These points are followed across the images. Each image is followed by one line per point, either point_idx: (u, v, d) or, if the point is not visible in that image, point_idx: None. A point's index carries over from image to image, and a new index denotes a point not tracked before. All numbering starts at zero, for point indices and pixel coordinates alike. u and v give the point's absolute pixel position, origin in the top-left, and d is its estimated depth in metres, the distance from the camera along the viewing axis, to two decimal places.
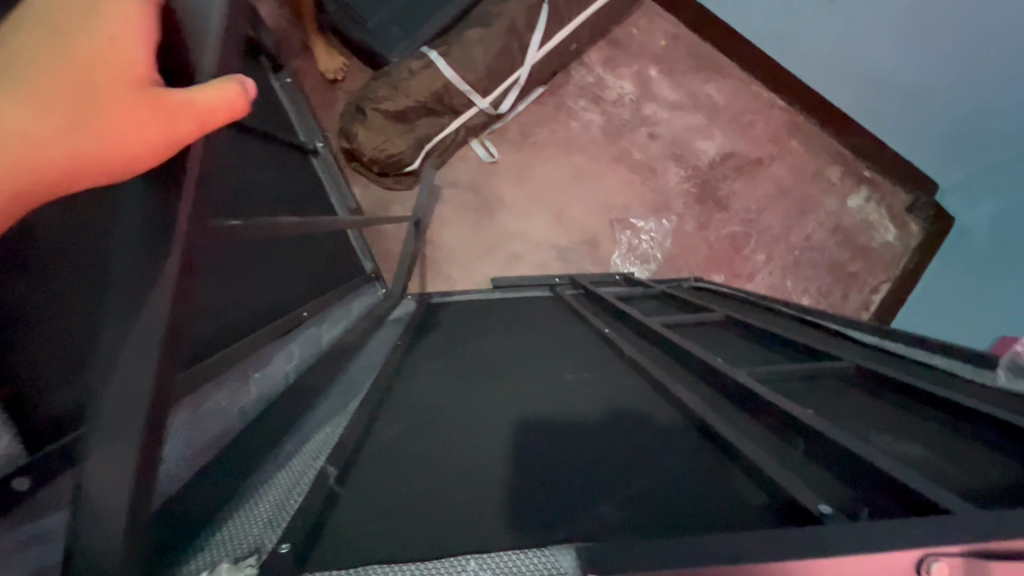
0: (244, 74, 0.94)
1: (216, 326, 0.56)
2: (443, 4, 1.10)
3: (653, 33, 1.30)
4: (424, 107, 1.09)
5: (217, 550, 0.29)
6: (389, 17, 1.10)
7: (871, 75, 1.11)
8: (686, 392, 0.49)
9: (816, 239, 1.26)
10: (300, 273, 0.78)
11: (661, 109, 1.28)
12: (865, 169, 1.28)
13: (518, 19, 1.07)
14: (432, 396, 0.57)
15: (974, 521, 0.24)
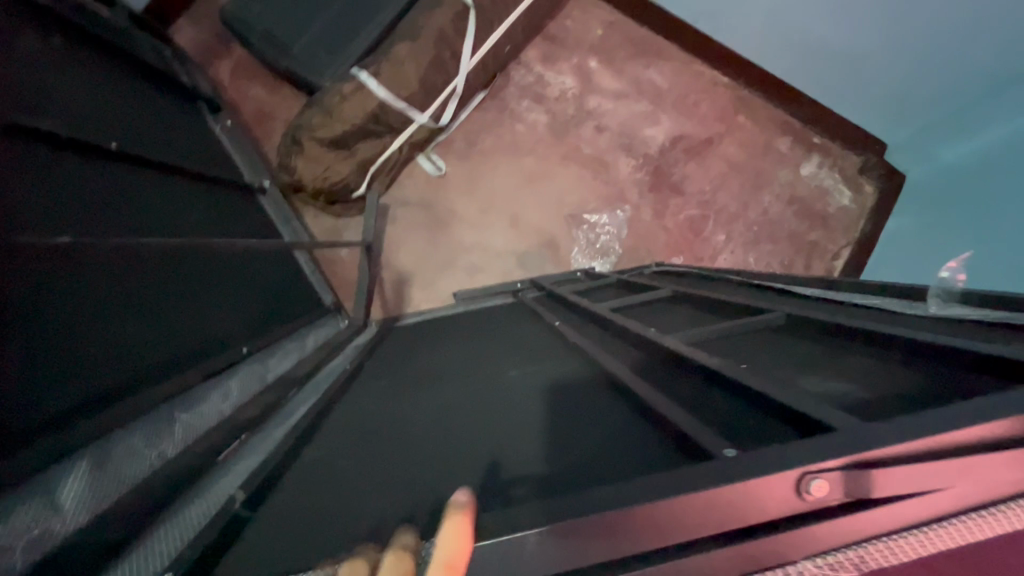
0: (173, 119, 0.92)
1: (140, 360, 0.54)
2: (366, 20, 1.06)
3: (588, 23, 1.28)
4: (360, 130, 1.07)
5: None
6: (314, 41, 1.07)
7: (806, 43, 1.10)
8: (615, 361, 0.50)
9: (773, 211, 1.27)
10: (244, 302, 0.77)
11: (605, 100, 1.27)
12: (815, 135, 1.28)
13: (446, 29, 1.04)
14: (372, 408, 0.57)
15: (853, 436, 0.26)
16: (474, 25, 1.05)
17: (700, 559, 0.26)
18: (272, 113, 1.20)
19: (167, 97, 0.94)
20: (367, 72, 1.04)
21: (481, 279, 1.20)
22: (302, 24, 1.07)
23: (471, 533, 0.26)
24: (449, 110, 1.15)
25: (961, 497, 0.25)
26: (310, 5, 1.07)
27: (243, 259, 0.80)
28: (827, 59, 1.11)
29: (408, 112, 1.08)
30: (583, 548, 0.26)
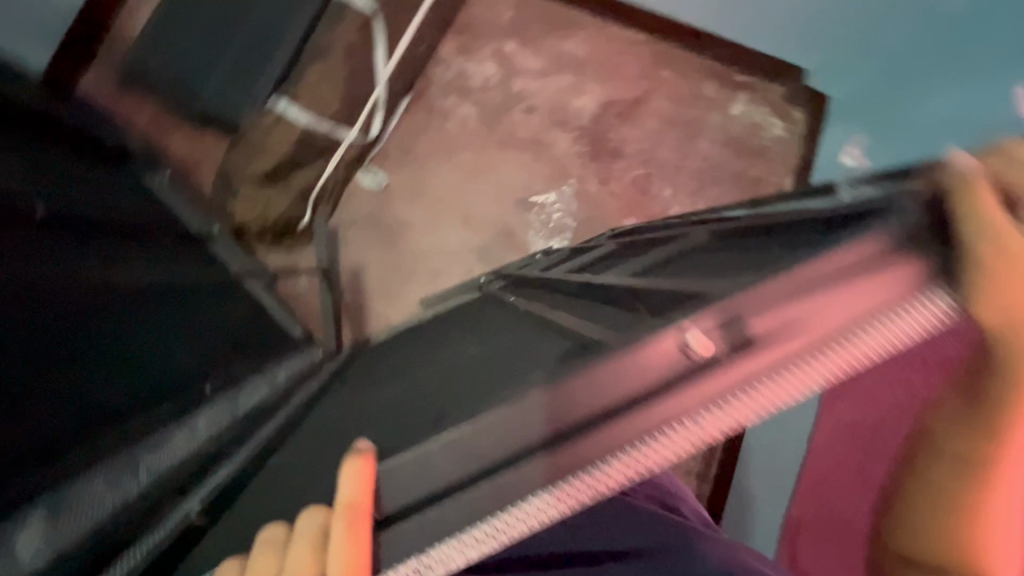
0: (99, 178, 0.86)
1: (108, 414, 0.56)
2: (275, 41, 1.02)
3: (496, 7, 1.27)
4: (293, 158, 1.07)
5: None
6: (222, 77, 1.03)
7: None
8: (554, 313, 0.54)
9: (713, 156, 1.29)
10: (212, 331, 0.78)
11: (529, 80, 1.27)
12: (738, 73, 1.30)
13: (353, 41, 1.03)
14: (345, 411, 0.64)
15: (718, 292, 0.29)
16: (382, 31, 1.04)
17: (639, 422, 0.29)
18: (200, 159, 1.18)
19: (91, 155, 0.88)
20: (286, 99, 1.05)
21: (445, 281, 1.20)
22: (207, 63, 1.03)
23: (371, 475, 0.33)
24: (377, 120, 1.14)
25: (842, 326, 0.28)
26: (211, 42, 1.03)
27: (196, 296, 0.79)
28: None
29: (336, 131, 1.08)
30: (519, 433, 0.30)
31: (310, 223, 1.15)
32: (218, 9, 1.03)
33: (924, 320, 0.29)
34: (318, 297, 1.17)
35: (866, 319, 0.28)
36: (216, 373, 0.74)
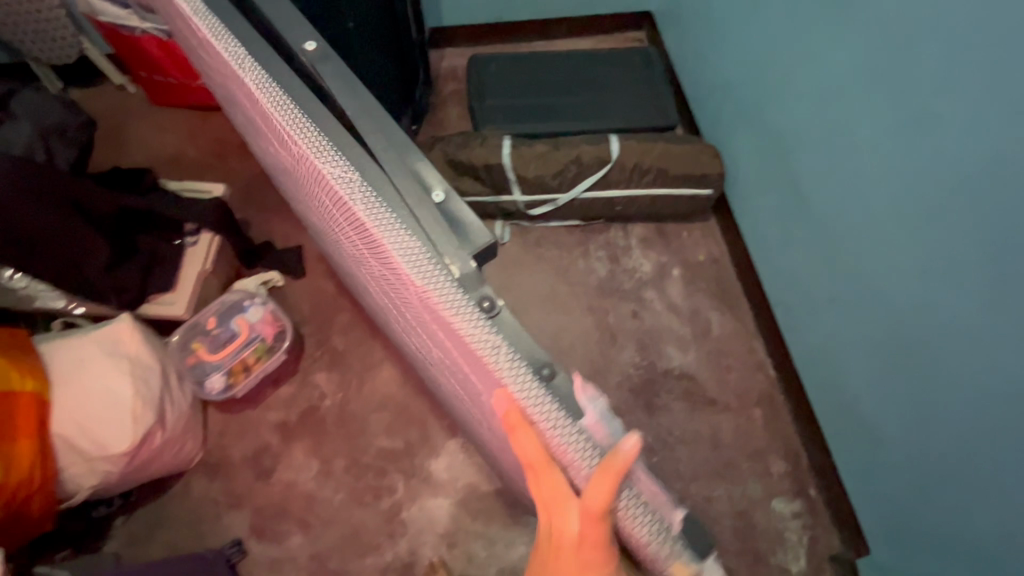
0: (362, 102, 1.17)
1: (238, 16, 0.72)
2: (542, 121, 1.49)
3: (697, 245, 1.51)
4: (473, 170, 1.41)
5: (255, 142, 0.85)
6: (497, 109, 1.50)
7: (894, 286, 0.99)
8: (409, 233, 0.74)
9: (715, 506, 1.23)
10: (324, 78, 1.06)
11: (657, 300, 1.44)
12: (810, 486, 1.25)
13: (582, 156, 1.38)
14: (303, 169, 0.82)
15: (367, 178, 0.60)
16: (587, 183, 1.39)
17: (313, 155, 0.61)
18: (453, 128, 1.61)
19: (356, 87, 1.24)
20: (512, 144, 1.39)
21: None
22: (493, 115, 1.50)
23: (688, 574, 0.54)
24: (540, 209, 1.44)
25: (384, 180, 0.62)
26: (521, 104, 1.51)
27: None
28: (777, 230, 1.30)
29: (512, 184, 1.40)
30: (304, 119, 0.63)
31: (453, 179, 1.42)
32: (532, 93, 1.53)
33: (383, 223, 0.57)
34: None
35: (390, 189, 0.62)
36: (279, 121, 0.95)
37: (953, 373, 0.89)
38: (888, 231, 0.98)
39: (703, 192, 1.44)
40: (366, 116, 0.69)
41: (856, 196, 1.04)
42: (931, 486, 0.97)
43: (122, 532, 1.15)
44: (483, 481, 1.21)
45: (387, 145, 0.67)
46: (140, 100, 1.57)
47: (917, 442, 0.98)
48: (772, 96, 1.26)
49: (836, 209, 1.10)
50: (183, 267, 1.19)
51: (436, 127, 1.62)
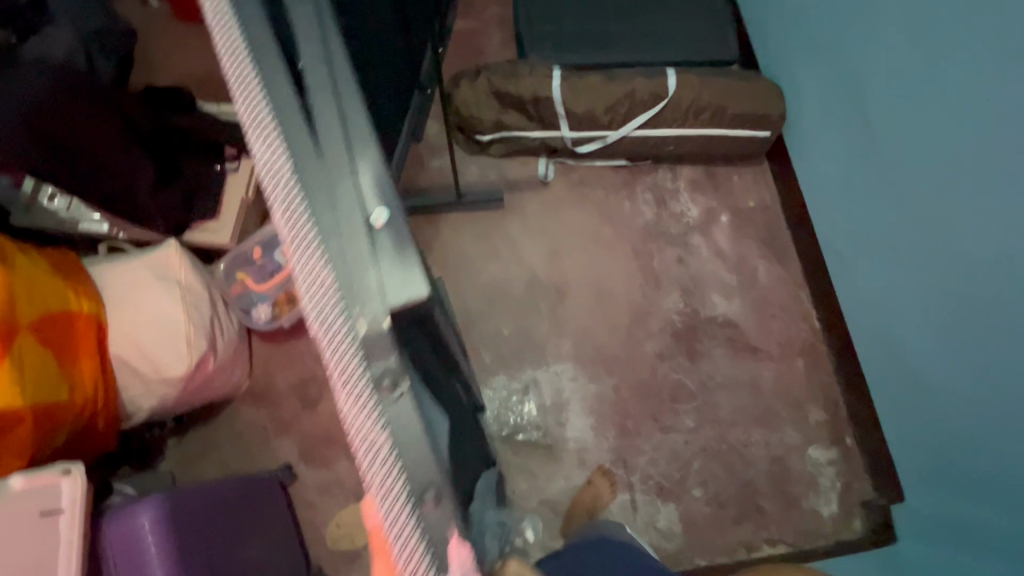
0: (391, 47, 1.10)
1: None
2: (592, 53, 1.39)
3: (748, 191, 1.45)
4: (521, 103, 1.32)
5: None
6: (546, 37, 1.40)
7: (955, 247, 0.99)
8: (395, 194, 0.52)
9: (752, 451, 1.24)
10: (370, 17, 0.99)
11: (704, 247, 1.40)
12: (847, 436, 1.26)
13: (638, 92, 1.30)
14: None
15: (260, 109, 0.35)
16: (640, 121, 1.32)
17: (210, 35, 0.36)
18: (497, 57, 1.52)
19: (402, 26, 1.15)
20: (562, 75, 1.31)
21: (502, 275, 1.35)
22: (541, 44, 1.40)
23: None
24: (589, 146, 1.36)
25: (313, 145, 0.36)
26: (571, 32, 1.41)
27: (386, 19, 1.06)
28: (839, 173, 1.24)
29: (561, 120, 1.32)
30: None
31: (498, 112, 1.34)
32: (582, 20, 1.42)
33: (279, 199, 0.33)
34: (443, 191, 1.41)
35: (314, 158, 0.36)
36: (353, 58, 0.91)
37: (1010, 333, 0.91)
38: (959, 192, 0.97)
39: (760, 134, 1.36)
40: (310, 29, 0.40)
41: (929, 153, 1.02)
42: (990, 435, 0.97)
43: (176, 453, 1.18)
44: (524, 418, 1.23)
45: (326, 90, 0.38)
46: (165, 16, 1.48)
47: (962, 397, 1.01)
48: (843, 25, 1.18)
49: (901, 164, 1.08)
50: (225, 195, 1.15)
51: (478, 56, 1.52)
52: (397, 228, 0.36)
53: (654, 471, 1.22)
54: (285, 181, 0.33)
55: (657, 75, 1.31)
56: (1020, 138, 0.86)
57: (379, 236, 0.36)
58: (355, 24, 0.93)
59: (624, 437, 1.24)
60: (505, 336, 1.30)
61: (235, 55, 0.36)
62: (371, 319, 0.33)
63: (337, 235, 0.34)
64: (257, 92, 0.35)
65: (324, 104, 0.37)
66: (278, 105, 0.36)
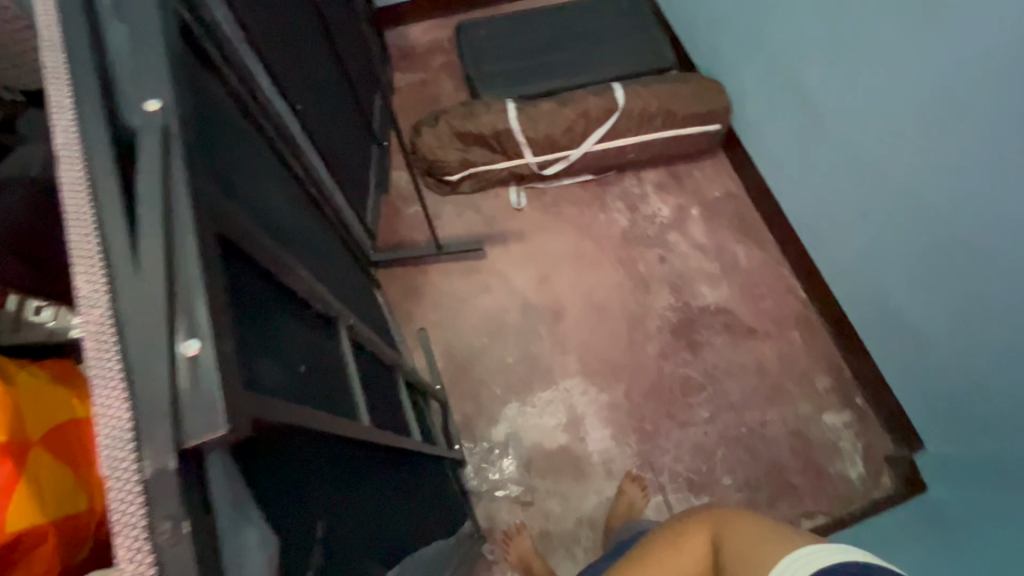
0: (341, 113, 1.15)
1: (225, 37, 0.66)
2: (538, 82, 1.47)
3: (712, 183, 1.52)
4: (483, 139, 1.37)
5: (270, 132, 0.77)
6: (493, 76, 1.48)
7: (917, 199, 1.04)
8: (272, 314, 0.45)
9: (771, 429, 1.26)
10: (320, 86, 1.03)
11: (683, 242, 1.45)
12: (858, 396, 1.29)
13: (590, 110, 1.37)
14: (280, 174, 0.73)
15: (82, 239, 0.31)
16: (598, 135, 1.38)
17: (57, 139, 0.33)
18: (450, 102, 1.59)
19: (347, 90, 1.20)
20: (517, 107, 1.37)
21: (495, 305, 1.38)
22: (490, 83, 1.47)
23: None
24: (554, 168, 1.42)
25: (131, 258, 0.31)
26: (514, 67, 1.49)
27: (335, 86, 1.11)
28: (792, 151, 1.31)
29: (524, 149, 1.38)
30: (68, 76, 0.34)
31: (462, 152, 1.39)
32: (524, 54, 1.50)
33: (89, 317, 0.29)
34: (424, 236, 1.44)
35: (128, 272, 0.31)
36: (309, 125, 0.95)
37: (984, 268, 0.95)
38: (910, 146, 1.03)
39: (712, 128, 1.44)
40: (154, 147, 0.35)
41: (876, 118, 1.08)
42: (986, 367, 1.00)
43: None
44: (544, 441, 1.24)
45: (156, 197, 0.33)
46: None
47: (953, 336, 1.05)
48: (763, 21, 1.28)
49: (850, 132, 1.14)
50: None
51: (433, 104, 1.59)
52: (213, 367, 0.30)
53: (682, 468, 1.23)
54: (101, 318, 0.29)
55: (604, 91, 1.39)
56: (952, 86, 0.92)
57: (183, 377, 0.30)
58: (308, 93, 0.98)
59: (645, 441, 1.25)
60: (510, 364, 1.32)
61: (72, 163, 0.32)
62: (158, 458, 0.28)
63: (142, 364, 0.29)
64: (86, 198, 0.32)
65: (151, 207, 0.32)
66: (104, 209, 0.32)
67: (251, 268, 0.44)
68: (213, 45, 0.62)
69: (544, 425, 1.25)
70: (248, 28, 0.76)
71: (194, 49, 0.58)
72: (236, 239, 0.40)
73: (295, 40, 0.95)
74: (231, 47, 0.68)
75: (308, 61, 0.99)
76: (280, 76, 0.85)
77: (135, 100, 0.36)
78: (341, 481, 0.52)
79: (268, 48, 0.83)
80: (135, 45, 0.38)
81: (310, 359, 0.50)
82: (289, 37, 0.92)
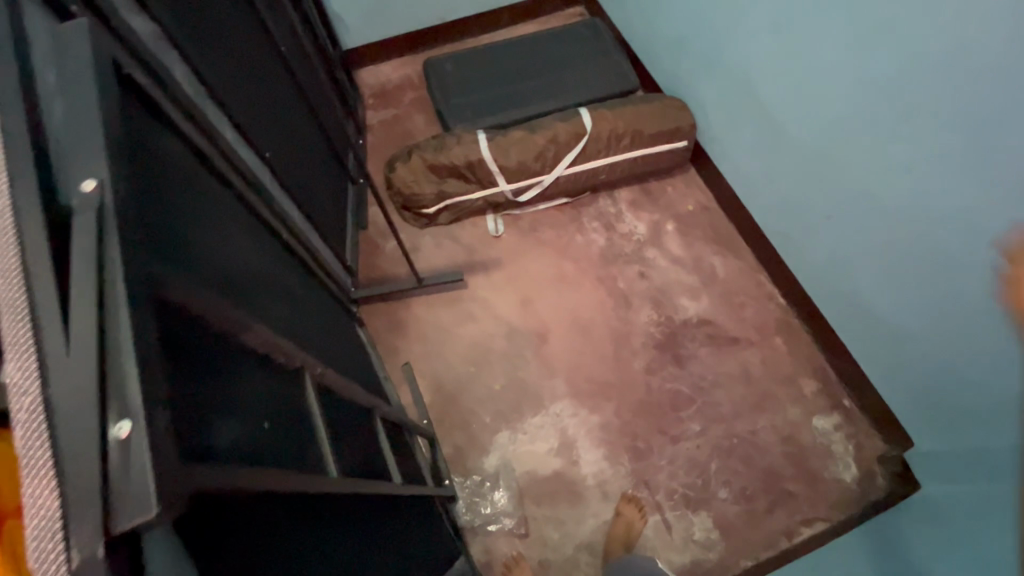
0: (313, 155, 1.16)
1: (180, 93, 0.67)
2: (507, 111, 1.50)
3: (684, 197, 1.55)
4: (456, 170, 1.39)
5: (234, 181, 0.76)
6: (463, 108, 1.51)
7: (883, 200, 1.06)
8: (228, 375, 0.45)
9: (762, 437, 1.26)
10: (289, 130, 1.05)
11: (661, 257, 1.47)
12: (844, 397, 1.30)
13: (559, 135, 1.40)
14: (242, 227, 0.73)
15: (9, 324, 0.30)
16: (570, 158, 1.41)
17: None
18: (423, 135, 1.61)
19: (318, 132, 1.22)
20: (487, 137, 1.40)
21: (480, 333, 1.38)
22: (460, 115, 1.50)
23: None
24: (529, 194, 1.44)
25: (65, 338, 0.30)
26: (483, 99, 1.52)
27: (304, 130, 1.13)
28: (758, 162, 1.34)
29: (497, 176, 1.40)
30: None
31: (436, 185, 1.41)
32: (491, 85, 1.54)
33: (16, 400, 0.29)
34: (404, 269, 1.45)
35: (60, 350, 0.30)
36: (278, 170, 0.95)
37: (956, 262, 0.96)
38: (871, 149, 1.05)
39: (680, 144, 1.47)
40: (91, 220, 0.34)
41: (836, 124, 1.10)
42: (961, 361, 1.01)
43: None
44: (537, 467, 1.23)
45: (90, 271, 0.32)
46: None
47: (932, 332, 1.06)
48: (719, 39, 1.32)
49: (814, 139, 1.16)
50: None
51: (406, 139, 1.61)
52: (145, 449, 0.29)
53: (677, 485, 1.22)
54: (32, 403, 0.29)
55: (571, 116, 1.42)
56: (903, 90, 0.95)
57: (115, 461, 0.28)
58: (277, 139, 0.99)
59: (638, 459, 1.24)
60: (499, 391, 1.31)
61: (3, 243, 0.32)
62: (85, 546, 0.27)
63: (73, 446, 0.29)
64: (16, 273, 0.31)
65: (84, 281, 0.31)
66: (37, 286, 0.32)
67: (201, 330, 0.43)
68: (169, 103, 0.63)
69: (536, 451, 1.24)
70: (207, 81, 0.77)
71: (146, 106, 0.57)
72: (180, 306, 0.39)
73: (259, 88, 0.95)
74: (192, 106, 0.69)
75: (274, 107, 1.00)
76: (243, 124, 0.85)
77: (72, 165, 0.36)
78: (306, 540, 0.50)
79: (229, 98, 0.83)
80: (70, 111, 0.37)
81: (271, 414, 0.50)
82: (253, 85, 0.93)
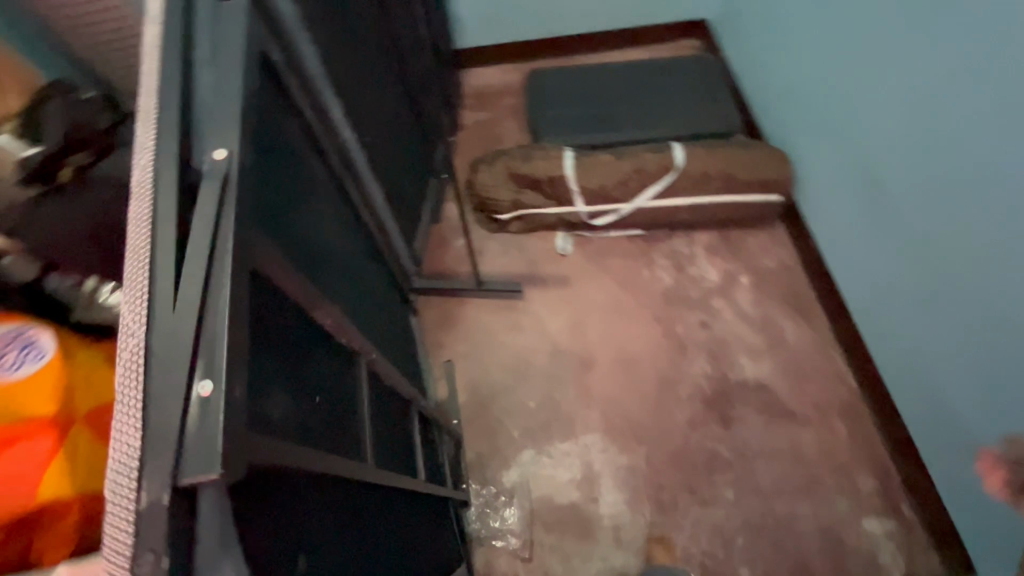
0: (405, 147, 1.21)
1: (302, 74, 0.72)
2: (599, 133, 1.49)
3: (766, 252, 1.47)
4: (536, 182, 1.40)
5: (334, 161, 0.81)
6: (555, 123, 1.52)
7: (983, 307, 0.95)
8: (297, 349, 0.48)
9: (800, 523, 1.17)
10: (388, 119, 1.10)
11: (728, 309, 1.40)
12: (904, 503, 1.18)
13: (647, 165, 1.37)
14: (332, 207, 0.78)
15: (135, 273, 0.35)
16: (653, 191, 1.38)
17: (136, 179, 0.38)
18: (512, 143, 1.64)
19: (413, 125, 1.27)
20: (574, 155, 1.39)
21: (527, 346, 1.37)
22: (552, 130, 1.51)
23: None
24: (604, 219, 1.43)
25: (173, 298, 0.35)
26: (577, 117, 1.52)
27: (402, 121, 1.18)
28: (853, 234, 1.25)
29: (576, 196, 1.39)
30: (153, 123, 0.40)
31: (514, 194, 1.42)
32: (588, 105, 1.54)
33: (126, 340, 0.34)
34: (466, 269, 1.47)
35: (168, 308, 0.35)
36: (372, 156, 1.00)
37: None
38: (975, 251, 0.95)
39: (772, 197, 1.40)
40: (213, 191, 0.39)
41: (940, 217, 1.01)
42: None
43: None
44: (554, 494, 1.21)
45: (205, 239, 0.36)
46: None
47: None
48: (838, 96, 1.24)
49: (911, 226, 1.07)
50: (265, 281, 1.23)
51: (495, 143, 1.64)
52: (219, 411, 0.32)
53: (697, 550, 1.15)
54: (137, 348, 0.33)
55: (664, 149, 1.38)
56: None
57: (194, 414, 0.32)
58: (376, 127, 1.04)
59: (661, 512, 1.19)
60: (532, 408, 1.30)
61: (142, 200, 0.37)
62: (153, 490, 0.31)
63: (161, 392, 0.33)
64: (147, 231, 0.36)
65: (198, 247, 0.36)
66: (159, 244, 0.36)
67: (281, 303, 0.46)
68: (293, 85, 0.68)
69: (558, 477, 1.22)
70: (327, 64, 0.82)
71: (274, 83, 0.62)
72: (268, 275, 0.43)
73: (372, 76, 1.01)
74: (309, 88, 0.74)
75: (380, 97, 1.05)
76: (352, 109, 0.90)
77: (210, 140, 0.41)
78: (336, 522, 0.51)
79: (345, 84, 0.88)
80: (216, 91, 0.42)
81: (325, 393, 0.53)
82: (366, 73, 0.98)
